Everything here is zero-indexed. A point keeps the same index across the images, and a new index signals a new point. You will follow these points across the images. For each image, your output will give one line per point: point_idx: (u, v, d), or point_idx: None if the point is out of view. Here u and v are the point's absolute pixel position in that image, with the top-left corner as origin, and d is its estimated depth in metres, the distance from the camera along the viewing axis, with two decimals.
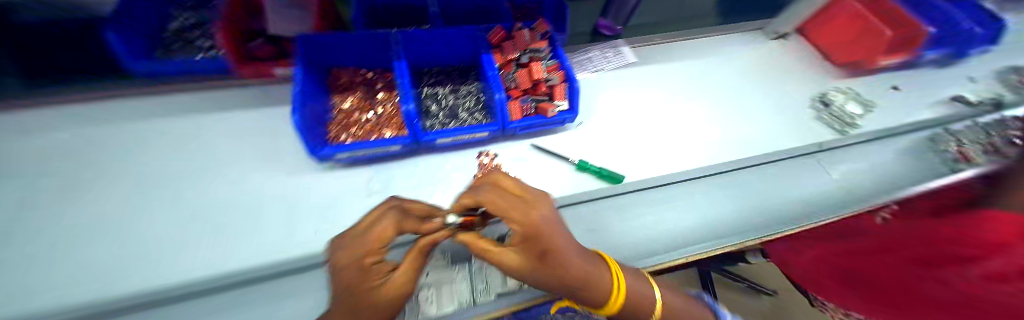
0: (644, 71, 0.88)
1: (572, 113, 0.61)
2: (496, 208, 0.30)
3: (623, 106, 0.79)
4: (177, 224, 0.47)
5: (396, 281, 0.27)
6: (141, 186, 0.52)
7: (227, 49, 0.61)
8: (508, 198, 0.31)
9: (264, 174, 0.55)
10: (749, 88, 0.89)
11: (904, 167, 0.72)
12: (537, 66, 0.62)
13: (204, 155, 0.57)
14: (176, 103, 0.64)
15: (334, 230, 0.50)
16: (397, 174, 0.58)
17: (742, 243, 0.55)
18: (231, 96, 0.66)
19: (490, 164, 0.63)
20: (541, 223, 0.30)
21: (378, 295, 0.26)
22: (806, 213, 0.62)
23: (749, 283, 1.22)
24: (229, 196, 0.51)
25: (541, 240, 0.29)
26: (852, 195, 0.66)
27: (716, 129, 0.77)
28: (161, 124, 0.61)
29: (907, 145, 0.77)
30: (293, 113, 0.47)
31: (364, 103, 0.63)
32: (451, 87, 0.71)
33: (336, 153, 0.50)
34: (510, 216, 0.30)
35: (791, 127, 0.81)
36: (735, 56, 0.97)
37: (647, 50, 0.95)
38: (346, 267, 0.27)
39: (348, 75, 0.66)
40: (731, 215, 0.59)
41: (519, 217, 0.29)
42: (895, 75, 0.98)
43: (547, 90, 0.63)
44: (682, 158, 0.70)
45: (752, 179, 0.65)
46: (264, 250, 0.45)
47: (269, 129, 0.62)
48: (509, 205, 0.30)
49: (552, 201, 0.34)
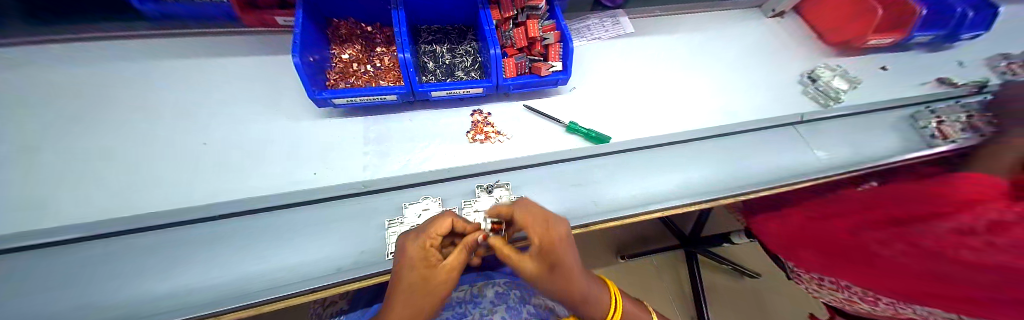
0: (642, 41, 0.89)
1: (565, 74, 0.63)
2: (527, 224, 0.37)
3: (617, 73, 0.81)
4: (178, 154, 0.51)
5: (448, 264, 0.38)
6: (145, 119, 0.55)
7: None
8: (537, 218, 0.38)
9: (259, 117, 0.57)
10: (743, 61, 0.90)
11: (882, 139, 0.74)
12: (533, 24, 0.63)
13: (204, 96, 0.60)
14: (182, 50, 0.66)
15: (335, 171, 0.52)
16: (392, 124, 0.61)
17: (715, 201, 0.58)
18: (234, 45, 0.68)
19: (483, 120, 0.65)
20: (557, 242, 0.36)
21: (434, 277, 0.37)
22: (773, 174, 0.66)
23: (733, 266, 1.26)
24: (235, 135, 0.54)
25: (554, 257, 0.36)
26: (822, 160, 0.69)
27: (704, 97, 0.79)
28: (167, 68, 0.63)
29: (883, 122, 0.79)
30: (294, 53, 0.47)
31: (363, 56, 0.65)
32: (449, 47, 0.72)
33: (335, 96, 0.51)
34: (537, 234, 0.36)
35: (778, 98, 0.83)
36: (732, 30, 0.97)
37: (645, 21, 0.95)
38: (417, 248, 0.36)
39: (347, 28, 0.67)
40: (702, 177, 0.62)
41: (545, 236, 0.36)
42: (893, 55, 0.97)
43: (542, 50, 0.65)
44: (668, 123, 0.72)
45: (727, 144, 0.69)
46: (262, 183, 0.48)
47: (269, 78, 0.64)
48: (537, 224, 0.37)
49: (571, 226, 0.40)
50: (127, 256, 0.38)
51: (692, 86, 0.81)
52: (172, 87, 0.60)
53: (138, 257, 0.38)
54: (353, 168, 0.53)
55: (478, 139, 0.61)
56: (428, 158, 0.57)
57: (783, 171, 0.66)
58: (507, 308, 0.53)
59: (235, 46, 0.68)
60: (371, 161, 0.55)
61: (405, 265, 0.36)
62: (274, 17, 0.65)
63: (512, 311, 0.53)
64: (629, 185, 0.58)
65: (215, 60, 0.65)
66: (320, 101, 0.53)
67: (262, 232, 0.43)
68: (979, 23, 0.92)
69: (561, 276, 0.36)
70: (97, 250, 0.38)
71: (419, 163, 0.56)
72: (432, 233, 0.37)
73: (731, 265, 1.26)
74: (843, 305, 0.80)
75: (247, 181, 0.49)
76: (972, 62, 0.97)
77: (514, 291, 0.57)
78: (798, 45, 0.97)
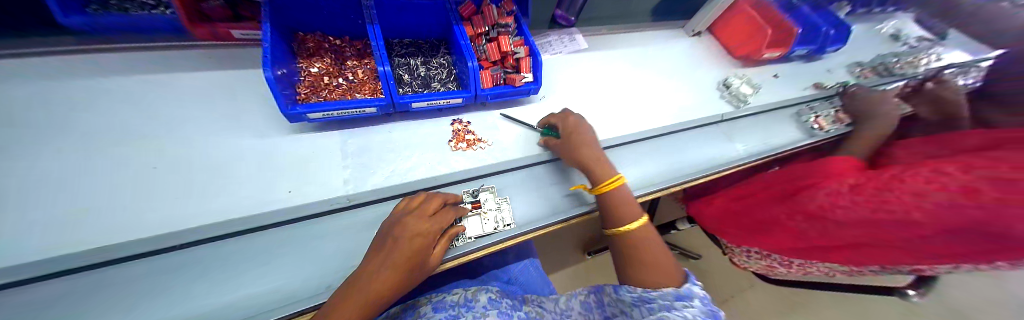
0: (596, 55, 1.02)
1: (536, 84, 0.69)
2: (553, 119, 0.65)
3: (578, 84, 0.91)
4: (98, 184, 0.42)
5: (437, 253, 0.43)
6: (36, 141, 0.44)
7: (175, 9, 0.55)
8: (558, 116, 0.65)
9: (216, 135, 0.52)
10: (677, 71, 1.08)
11: (780, 132, 0.95)
12: (505, 39, 0.69)
13: (134, 114, 0.51)
14: (103, 62, 0.56)
15: (314, 187, 0.50)
16: (371, 136, 0.60)
17: (666, 188, 0.68)
18: (177, 59, 0.61)
19: (463, 129, 0.67)
20: (569, 123, 0.61)
21: (425, 260, 0.41)
22: (708, 163, 0.79)
23: (680, 250, 1.43)
24: (187, 156, 0.48)
25: (568, 128, 0.60)
26: (740, 149, 0.86)
27: (650, 101, 0.93)
28: (80, 80, 0.52)
29: (779, 117, 1.00)
30: (265, 68, 0.46)
31: (333, 69, 0.63)
32: (423, 59, 0.74)
33: (310, 111, 0.50)
34: (557, 120, 0.63)
35: (707, 100, 1.01)
36: (666, 46, 1.16)
37: (596, 39, 1.09)
38: (410, 235, 0.40)
39: (314, 41, 0.65)
40: (653, 172, 0.73)
41: (561, 119, 0.63)
42: (780, 66, 1.24)
43: (514, 63, 0.71)
44: (624, 125, 0.83)
45: (670, 140, 0.82)
46: (229, 208, 0.44)
47: (227, 94, 0.59)
48: (558, 118, 0.64)
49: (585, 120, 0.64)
50: (65, 300, 0.32)
51: (641, 93, 0.94)
52: (90, 104, 0.50)
53: (76, 303, 0.32)
54: (333, 183, 0.51)
55: (460, 147, 0.64)
56: (412, 168, 0.58)
57: (714, 160, 0.81)
58: (499, 312, 0.54)
59: (178, 59, 0.61)
60: (352, 175, 0.53)
61: (396, 251, 0.39)
62: (229, 30, 0.61)
63: (504, 315, 0.53)
64: None
65: (154, 74, 0.58)
66: (292, 117, 0.52)
67: (241, 255, 0.40)
68: (834, 41, 1.22)
69: (571, 136, 0.58)
70: (15, 300, 0.31)
71: (404, 174, 0.56)
72: (436, 226, 0.42)
73: (678, 249, 1.43)
74: (764, 271, 0.99)
75: (208, 204, 0.44)
76: (833, 69, 1.27)
77: (504, 299, 0.59)
78: (715, 59, 1.19)
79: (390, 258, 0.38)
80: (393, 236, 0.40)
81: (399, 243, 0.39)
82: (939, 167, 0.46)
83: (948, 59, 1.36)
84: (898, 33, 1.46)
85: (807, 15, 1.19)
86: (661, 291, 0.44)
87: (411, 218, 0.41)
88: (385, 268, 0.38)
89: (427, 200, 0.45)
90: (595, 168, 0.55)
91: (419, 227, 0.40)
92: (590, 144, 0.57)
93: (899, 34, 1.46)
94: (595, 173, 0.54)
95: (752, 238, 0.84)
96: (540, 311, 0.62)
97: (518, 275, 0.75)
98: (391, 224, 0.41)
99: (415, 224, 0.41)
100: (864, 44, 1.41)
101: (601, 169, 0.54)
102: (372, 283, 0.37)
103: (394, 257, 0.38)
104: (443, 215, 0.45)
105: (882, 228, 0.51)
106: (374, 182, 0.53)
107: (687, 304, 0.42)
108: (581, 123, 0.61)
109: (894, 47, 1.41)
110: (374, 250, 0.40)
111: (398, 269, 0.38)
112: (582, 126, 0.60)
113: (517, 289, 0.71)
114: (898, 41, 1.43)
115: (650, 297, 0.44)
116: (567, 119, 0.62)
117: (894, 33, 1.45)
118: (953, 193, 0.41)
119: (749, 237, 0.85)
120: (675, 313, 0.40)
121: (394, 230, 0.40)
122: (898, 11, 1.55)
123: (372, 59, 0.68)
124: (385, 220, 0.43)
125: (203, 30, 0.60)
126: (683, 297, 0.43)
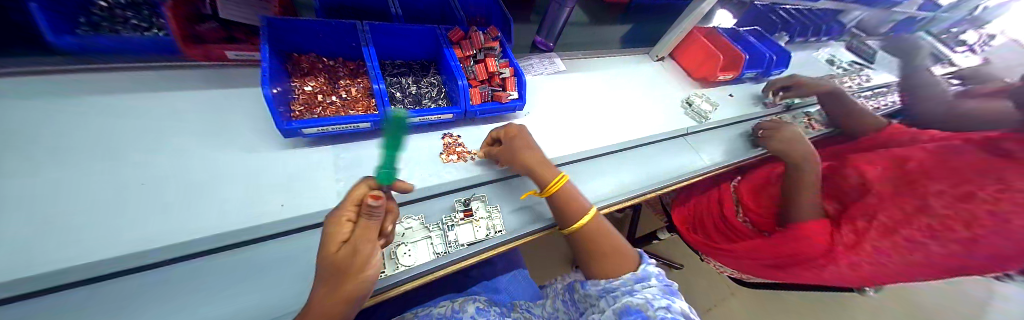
0: (575, 76, 1.11)
1: (521, 101, 0.75)
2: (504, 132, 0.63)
3: (562, 101, 0.99)
4: (66, 197, 0.40)
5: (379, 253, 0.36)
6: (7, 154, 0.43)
7: (172, 31, 0.61)
8: (511, 129, 0.63)
9: (206, 152, 0.52)
10: (647, 90, 1.20)
11: (740, 143, 1.06)
12: (491, 61, 0.76)
13: (118, 130, 0.51)
14: (82, 78, 0.56)
15: (307, 200, 0.51)
16: (364, 150, 0.62)
17: (641, 193, 0.75)
18: (171, 79, 0.63)
19: (454, 142, 0.70)
20: (518, 133, 0.61)
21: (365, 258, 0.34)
22: (677, 170, 0.88)
23: (663, 259, 1.49)
24: (177, 171, 0.48)
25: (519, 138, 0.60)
26: (704, 157, 0.96)
27: (625, 117, 1.02)
28: (68, 98, 0.52)
29: (737, 129, 1.12)
30: (264, 87, 0.49)
31: (327, 87, 0.66)
32: (414, 79, 0.79)
33: (305, 126, 0.52)
34: (511, 132, 0.62)
35: (675, 114, 1.12)
36: (637, 68, 1.29)
37: (575, 62, 1.20)
38: (338, 227, 0.33)
39: (309, 61, 0.69)
40: (631, 179, 0.80)
41: (512, 131, 0.62)
42: (736, 85, 1.40)
43: (500, 82, 0.77)
44: (604, 138, 0.91)
45: (643, 150, 0.90)
46: (216, 221, 0.44)
47: (219, 114, 0.60)
48: (512, 130, 0.62)
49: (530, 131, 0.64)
50: None
51: (618, 110, 1.04)
52: (76, 120, 0.50)
53: None
54: (325, 196, 0.52)
55: (451, 159, 0.66)
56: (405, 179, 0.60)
57: (682, 169, 0.90)
58: None
59: (168, 79, 0.62)
60: (344, 187, 0.54)
61: (325, 246, 0.33)
62: (224, 51, 0.66)
63: None
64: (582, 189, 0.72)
65: (147, 93, 0.59)
66: (287, 132, 0.53)
67: (234, 268, 0.40)
68: (777, 64, 1.41)
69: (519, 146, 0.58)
70: None
71: None
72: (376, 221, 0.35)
73: (660, 259, 1.49)
74: (739, 273, 1.07)
75: (197, 219, 0.43)
76: None
77: (493, 307, 0.60)
78: (680, 79, 1.33)
79: (325, 260, 0.32)
80: (327, 234, 0.33)
81: (331, 242, 0.33)
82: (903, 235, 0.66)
83: (875, 79, 1.61)
84: (832, 59, 1.72)
85: (752, 43, 1.38)
86: (622, 279, 0.51)
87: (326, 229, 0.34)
88: (325, 268, 0.32)
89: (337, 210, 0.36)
90: (565, 198, 0.54)
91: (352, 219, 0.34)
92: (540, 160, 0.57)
93: (832, 60, 1.72)
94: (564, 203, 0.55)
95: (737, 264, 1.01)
96: (527, 314, 0.65)
97: (508, 283, 0.76)
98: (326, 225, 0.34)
99: (330, 240, 0.33)
100: (806, 67, 1.63)
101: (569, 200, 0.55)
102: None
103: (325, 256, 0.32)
104: (368, 229, 0.34)
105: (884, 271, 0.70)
106: None
107: (646, 284, 0.49)
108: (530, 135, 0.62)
109: (830, 70, 1.65)
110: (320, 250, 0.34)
111: (333, 270, 0.32)
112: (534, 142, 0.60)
113: (504, 296, 0.71)
114: (834, 65, 1.69)
115: (613, 287, 0.51)
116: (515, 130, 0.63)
117: (828, 59, 1.71)
118: (933, 256, 0.63)
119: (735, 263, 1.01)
120: (633, 293, 0.48)
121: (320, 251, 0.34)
122: (831, 41, 1.84)
123: (365, 78, 0.72)
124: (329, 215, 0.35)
125: (197, 51, 0.65)
126: (641, 279, 0.50)
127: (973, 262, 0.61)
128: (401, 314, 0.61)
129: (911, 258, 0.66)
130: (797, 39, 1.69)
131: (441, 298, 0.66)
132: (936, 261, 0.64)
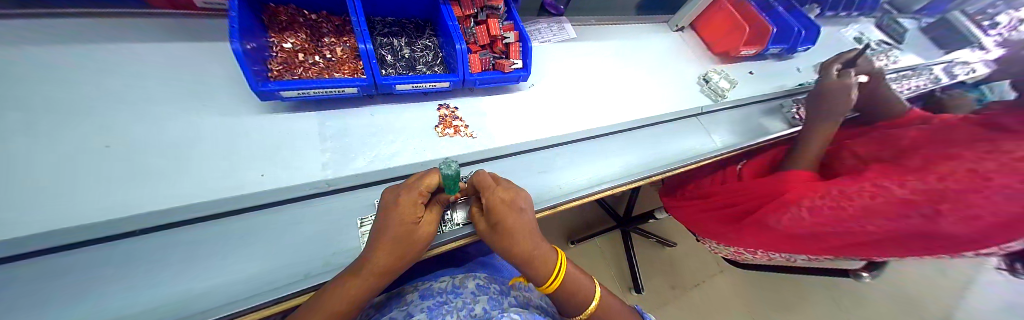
0: (585, 45, 1.02)
1: (526, 71, 0.68)
2: (482, 187, 0.42)
3: (569, 73, 0.91)
4: (18, 157, 0.37)
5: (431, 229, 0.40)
6: None
7: None
8: (488, 185, 0.42)
9: (176, 112, 0.48)
10: (663, 63, 1.11)
11: (757, 126, 0.99)
12: (494, 23, 0.68)
13: (68, 81, 0.45)
14: (21, 20, 0.49)
15: (291, 171, 0.47)
16: (354, 119, 0.58)
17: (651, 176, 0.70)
18: (133, 27, 0.56)
19: (450, 114, 0.66)
20: (501, 205, 0.40)
21: (420, 232, 0.39)
22: (685, 152, 0.83)
23: (657, 238, 1.50)
24: (145, 133, 0.44)
25: (496, 216, 0.40)
26: (716, 139, 0.91)
27: (636, 93, 0.95)
28: (11, 42, 0.46)
29: (755, 110, 1.05)
30: (232, 40, 0.43)
31: (308, 46, 0.60)
32: (407, 40, 0.71)
33: (283, 88, 0.47)
34: (485, 196, 0.41)
35: (689, 92, 1.04)
36: (653, 39, 1.18)
37: (585, 28, 1.08)
38: (409, 203, 0.38)
39: (287, 14, 0.61)
40: (638, 161, 0.76)
41: (489, 196, 0.41)
42: (758, 62, 1.29)
43: (503, 48, 0.70)
44: (611, 114, 0.85)
45: (652, 129, 0.85)
46: (191, 190, 0.41)
47: (188, 69, 0.54)
48: (488, 189, 0.41)
49: (527, 196, 0.44)
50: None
51: (628, 84, 0.96)
52: (20, 68, 0.44)
53: (19, 288, 0.29)
54: (311, 168, 0.49)
55: (447, 133, 0.62)
56: (397, 152, 0.55)
57: (692, 151, 0.85)
58: (488, 297, 0.53)
59: (128, 28, 0.55)
60: (331, 159, 0.51)
61: (393, 214, 0.37)
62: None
63: (492, 300, 0.52)
64: (586, 171, 0.68)
65: (106, 41, 0.52)
66: (264, 94, 0.48)
67: (210, 242, 0.38)
68: (805, 40, 1.29)
69: (504, 234, 0.41)
70: None
71: (387, 159, 0.54)
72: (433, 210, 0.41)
73: (656, 238, 1.50)
74: (735, 257, 1.08)
75: (173, 188, 0.41)
76: (804, 68, 1.33)
77: (493, 285, 0.59)
78: (698, 53, 1.22)
79: (387, 229, 0.37)
80: (389, 210, 0.38)
81: (398, 217, 0.37)
82: (875, 181, 0.52)
83: (904, 61, 1.49)
84: (861, 37, 1.58)
85: (783, 15, 1.25)
86: None
87: (406, 205, 0.38)
88: (389, 238, 0.37)
89: (409, 188, 0.39)
90: (570, 295, 0.46)
91: (411, 203, 0.38)
92: (534, 241, 0.42)
93: (861, 38, 1.58)
94: (572, 299, 0.46)
95: (722, 232, 0.87)
96: (526, 294, 0.62)
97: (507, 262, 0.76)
98: (385, 202, 0.39)
99: (404, 214, 0.37)
100: (835, 44, 1.50)
101: (578, 289, 0.46)
102: (340, 295, 0.34)
103: (390, 224, 0.37)
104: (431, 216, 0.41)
105: (856, 233, 0.54)
106: (353, 168, 0.51)
107: None
108: (520, 205, 0.42)
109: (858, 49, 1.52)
110: (380, 224, 0.38)
111: (398, 243, 0.37)
112: (522, 217, 0.41)
113: (504, 274, 0.71)
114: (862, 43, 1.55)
115: None
116: (497, 196, 0.41)
117: (857, 37, 1.57)
118: (892, 202, 0.48)
119: (721, 231, 0.88)
120: None
121: (385, 215, 0.38)
122: (862, 17, 1.68)
123: (352, 37, 0.65)
124: (382, 193, 0.41)
125: None
126: None
127: (948, 232, 0.44)
128: (400, 287, 0.60)
129: (867, 205, 0.50)
130: (828, 13, 1.54)
131: (439, 273, 0.65)
132: (897, 220, 0.48)
